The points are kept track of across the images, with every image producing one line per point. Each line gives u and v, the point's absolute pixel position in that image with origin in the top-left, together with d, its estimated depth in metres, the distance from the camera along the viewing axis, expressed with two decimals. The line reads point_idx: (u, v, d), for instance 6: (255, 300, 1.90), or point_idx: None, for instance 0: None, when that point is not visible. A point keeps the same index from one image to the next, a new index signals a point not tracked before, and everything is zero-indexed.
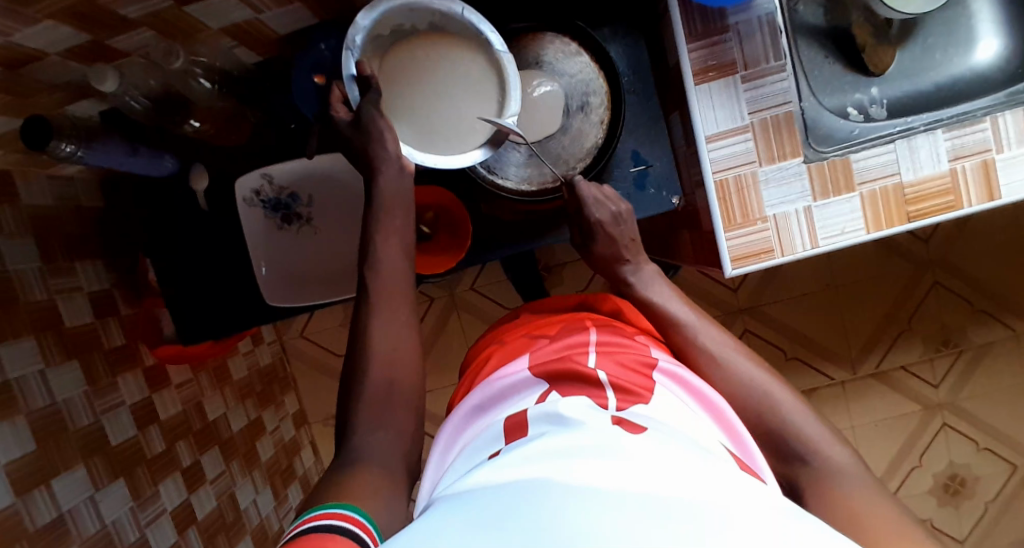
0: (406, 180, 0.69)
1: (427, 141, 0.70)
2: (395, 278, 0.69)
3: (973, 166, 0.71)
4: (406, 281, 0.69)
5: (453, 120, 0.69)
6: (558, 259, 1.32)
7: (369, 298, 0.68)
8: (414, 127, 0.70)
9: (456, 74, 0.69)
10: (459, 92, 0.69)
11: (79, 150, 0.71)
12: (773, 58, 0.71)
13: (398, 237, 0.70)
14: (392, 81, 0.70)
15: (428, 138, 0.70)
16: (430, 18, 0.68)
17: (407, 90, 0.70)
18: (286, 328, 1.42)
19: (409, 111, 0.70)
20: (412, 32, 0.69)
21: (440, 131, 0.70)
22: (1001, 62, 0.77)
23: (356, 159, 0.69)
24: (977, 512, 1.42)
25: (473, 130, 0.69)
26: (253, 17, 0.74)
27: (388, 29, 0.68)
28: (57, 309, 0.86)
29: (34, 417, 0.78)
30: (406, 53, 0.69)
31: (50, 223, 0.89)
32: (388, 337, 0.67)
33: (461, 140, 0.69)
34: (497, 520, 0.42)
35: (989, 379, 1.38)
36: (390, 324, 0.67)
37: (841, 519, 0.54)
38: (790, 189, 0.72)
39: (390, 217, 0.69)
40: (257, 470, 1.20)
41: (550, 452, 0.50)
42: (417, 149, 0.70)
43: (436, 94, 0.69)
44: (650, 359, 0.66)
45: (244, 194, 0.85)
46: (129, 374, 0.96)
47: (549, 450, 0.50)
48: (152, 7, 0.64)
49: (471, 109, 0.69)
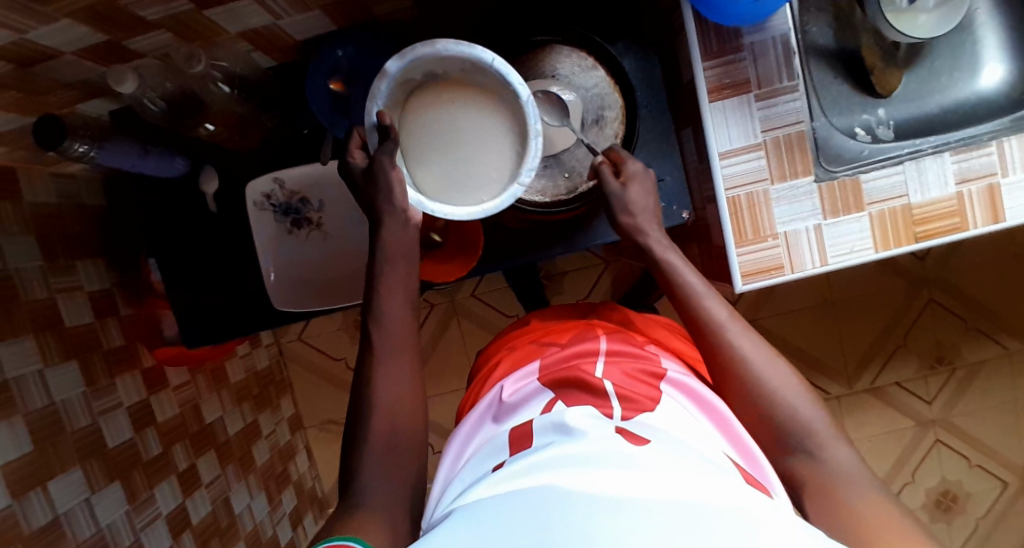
0: (409, 232, 0.70)
1: (436, 185, 0.71)
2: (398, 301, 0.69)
3: (979, 190, 0.72)
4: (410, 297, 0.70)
5: (476, 169, 0.70)
6: (561, 268, 1.32)
7: (384, 308, 0.69)
8: (439, 174, 0.70)
9: (481, 122, 0.70)
10: (479, 141, 0.70)
11: (92, 150, 0.72)
12: (787, 78, 0.71)
13: (405, 253, 0.69)
14: (422, 125, 0.70)
15: (451, 186, 0.70)
16: (462, 65, 0.69)
17: (428, 135, 0.70)
18: (284, 331, 1.42)
19: (435, 159, 0.70)
20: (443, 78, 0.70)
21: (452, 176, 0.70)
22: (1006, 87, 0.80)
23: (365, 208, 0.70)
24: (969, 528, 1.44)
25: (486, 184, 0.69)
26: (272, 23, 0.73)
27: (419, 74, 0.70)
28: (57, 308, 0.85)
29: (32, 418, 0.77)
30: (434, 94, 0.70)
31: (53, 221, 0.89)
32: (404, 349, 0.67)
33: (474, 190, 0.70)
34: (498, 538, 0.42)
35: (982, 397, 1.40)
36: (399, 342, 0.68)
37: None
38: (801, 207, 0.72)
39: (391, 266, 0.69)
40: (252, 475, 1.19)
41: (546, 463, 0.50)
42: (440, 197, 0.70)
43: (458, 140, 0.70)
44: (658, 369, 0.67)
45: (255, 198, 0.84)
46: (127, 375, 0.95)
47: (548, 460, 0.51)
48: (170, 10, 0.64)
49: (486, 158, 0.70)
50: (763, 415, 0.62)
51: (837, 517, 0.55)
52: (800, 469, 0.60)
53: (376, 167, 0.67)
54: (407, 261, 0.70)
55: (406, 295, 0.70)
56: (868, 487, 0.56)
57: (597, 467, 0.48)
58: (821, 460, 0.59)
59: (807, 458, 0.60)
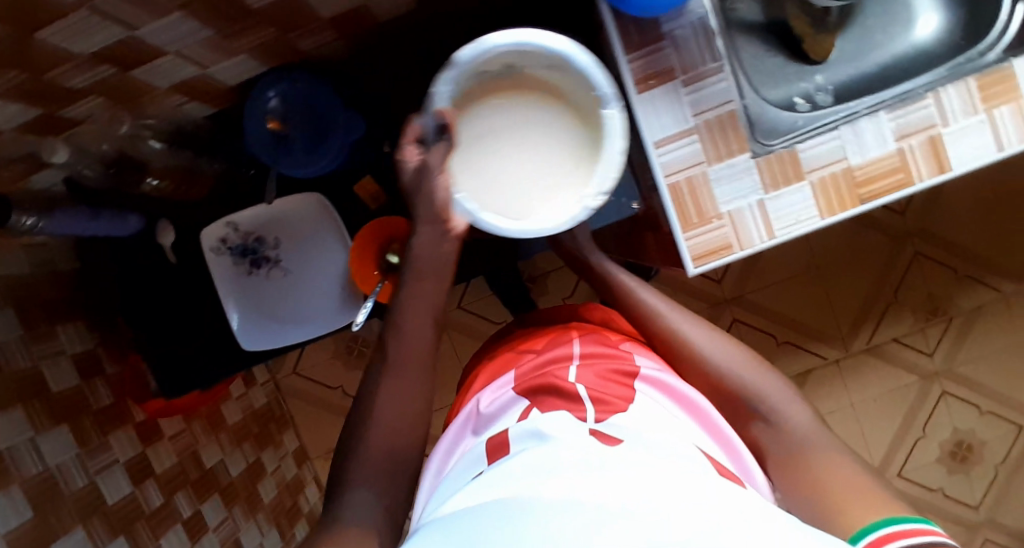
0: (445, 245, 0.72)
1: (501, 185, 0.73)
2: (418, 322, 0.71)
3: (919, 143, 0.72)
4: (425, 318, 0.72)
5: (542, 175, 0.73)
6: (542, 269, 1.33)
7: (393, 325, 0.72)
8: (505, 177, 0.73)
9: (552, 123, 0.74)
10: (547, 143, 0.74)
11: (40, 221, 0.69)
12: (711, 59, 0.71)
13: (432, 273, 0.72)
14: (492, 121, 0.74)
15: (516, 191, 0.73)
16: (546, 62, 0.71)
17: (498, 132, 0.73)
18: (279, 366, 1.44)
19: (501, 159, 0.73)
20: (524, 74, 0.73)
21: (516, 180, 0.73)
22: (943, 35, 0.81)
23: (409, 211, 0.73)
24: (987, 477, 1.43)
25: (553, 191, 0.73)
26: (201, 73, 0.74)
27: (499, 66, 0.72)
28: (42, 375, 0.86)
29: (28, 484, 0.76)
30: (506, 89, 0.74)
31: (27, 291, 0.90)
32: (397, 374, 0.69)
33: (539, 197, 0.73)
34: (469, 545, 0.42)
35: (983, 343, 1.39)
36: (398, 365, 0.69)
37: (831, 504, 0.56)
38: (741, 184, 0.73)
39: (419, 279, 0.72)
40: (261, 512, 1.20)
41: (522, 472, 0.50)
42: (506, 200, 0.73)
43: (527, 140, 0.74)
44: (631, 368, 0.68)
45: (211, 244, 0.87)
46: (119, 432, 0.97)
47: (523, 469, 0.51)
48: (98, 76, 0.65)
49: (553, 161, 0.74)
50: (738, 396, 0.67)
51: (808, 490, 0.58)
52: (766, 437, 0.65)
53: (425, 168, 0.68)
54: (437, 276, 0.72)
55: (425, 313, 0.72)
56: (828, 452, 0.61)
57: (554, 473, 0.48)
58: (777, 424, 0.64)
59: (766, 425, 0.65)
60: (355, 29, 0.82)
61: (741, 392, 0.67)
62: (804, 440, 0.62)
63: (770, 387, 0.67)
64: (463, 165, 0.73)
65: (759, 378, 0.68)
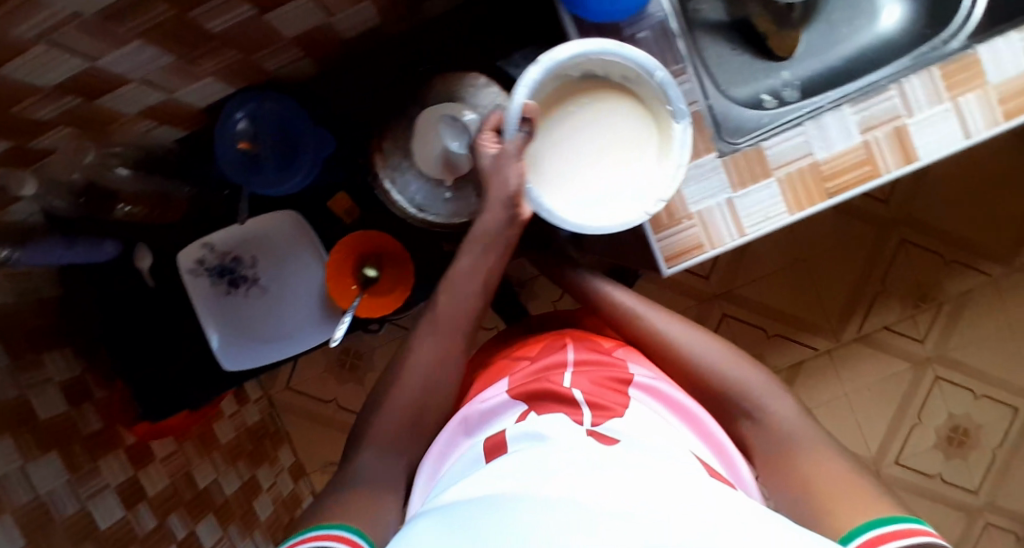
0: (509, 226, 0.70)
1: (560, 191, 0.73)
2: (464, 295, 0.71)
3: (885, 135, 0.72)
4: (475, 291, 0.72)
5: (605, 184, 0.73)
6: (530, 273, 1.33)
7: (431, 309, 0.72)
8: (565, 183, 0.73)
9: (620, 132, 0.73)
10: (609, 151, 0.73)
11: (13, 253, 0.70)
12: (673, 62, 0.73)
13: (485, 246, 0.71)
14: (560, 126, 0.73)
15: (575, 198, 0.72)
16: (624, 73, 0.72)
17: (567, 137, 0.73)
18: (272, 382, 1.44)
19: (563, 166, 0.73)
20: (601, 81, 0.74)
21: (575, 186, 0.73)
22: (905, 28, 0.83)
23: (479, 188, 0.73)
24: (986, 460, 1.43)
25: (613, 200, 0.72)
26: (168, 98, 0.74)
27: (577, 72, 0.73)
28: (29, 404, 0.84)
29: (20, 513, 0.74)
30: (583, 95, 0.74)
31: (12, 320, 0.88)
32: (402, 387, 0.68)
33: (600, 205, 0.72)
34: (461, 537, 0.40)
35: (974, 327, 1.39)
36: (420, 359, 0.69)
37: (819, 499, 0.56)
38: (710, 183, 0.73)
39: (478, 246, 0.71)
40: (257, 530, 1.19)
41: (520, 467, 0.48)
42: (565, 205, 0.72)
43: (591, 147, 0.73)
44: (625, 375, 0.67)
45: (189, 266, 0.90)
46: (110, 457, 0.94)
47: (521, 464, 0.49)
48: (65, 106, 0.65)
49: (614, 171, 0.73)
50: (728, 398, 0.67)
51: (796, 490, 0.58)
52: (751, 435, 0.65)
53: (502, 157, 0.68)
54: (498, 249, 0.71)
55: (475, 285, 0.71)
56: (811, 451, 0.61)
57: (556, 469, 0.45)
58: (761, 420, 0.65)
59: (752, 422, 0.65)
60: (321, 49, 0.83)
61: (727, 391, 0.67)
62: (790, 438, 0.63)
63: (754, 383, 0.67)
64: (539, 168, 0.73)
65: (743, 375, 0.68)
